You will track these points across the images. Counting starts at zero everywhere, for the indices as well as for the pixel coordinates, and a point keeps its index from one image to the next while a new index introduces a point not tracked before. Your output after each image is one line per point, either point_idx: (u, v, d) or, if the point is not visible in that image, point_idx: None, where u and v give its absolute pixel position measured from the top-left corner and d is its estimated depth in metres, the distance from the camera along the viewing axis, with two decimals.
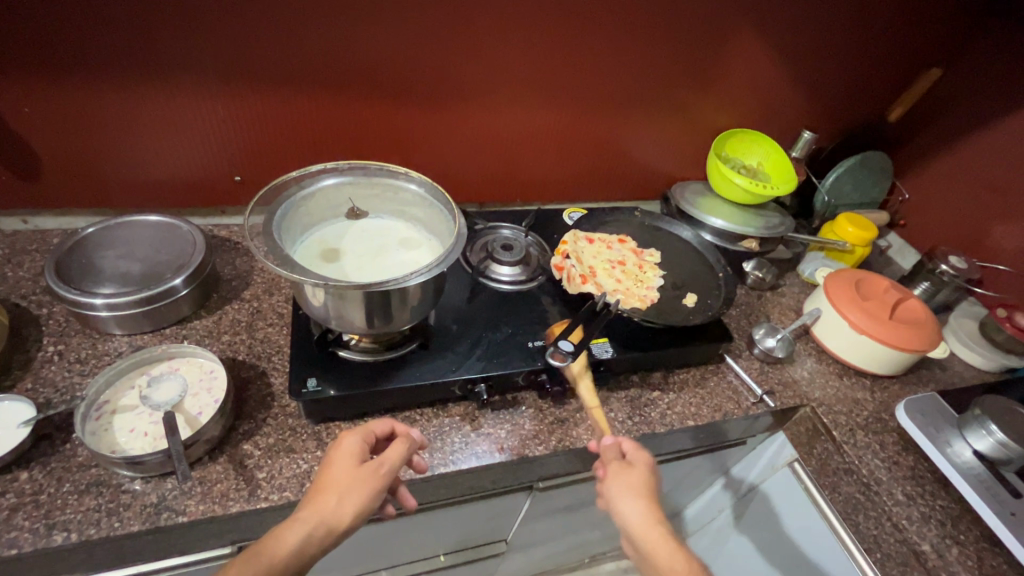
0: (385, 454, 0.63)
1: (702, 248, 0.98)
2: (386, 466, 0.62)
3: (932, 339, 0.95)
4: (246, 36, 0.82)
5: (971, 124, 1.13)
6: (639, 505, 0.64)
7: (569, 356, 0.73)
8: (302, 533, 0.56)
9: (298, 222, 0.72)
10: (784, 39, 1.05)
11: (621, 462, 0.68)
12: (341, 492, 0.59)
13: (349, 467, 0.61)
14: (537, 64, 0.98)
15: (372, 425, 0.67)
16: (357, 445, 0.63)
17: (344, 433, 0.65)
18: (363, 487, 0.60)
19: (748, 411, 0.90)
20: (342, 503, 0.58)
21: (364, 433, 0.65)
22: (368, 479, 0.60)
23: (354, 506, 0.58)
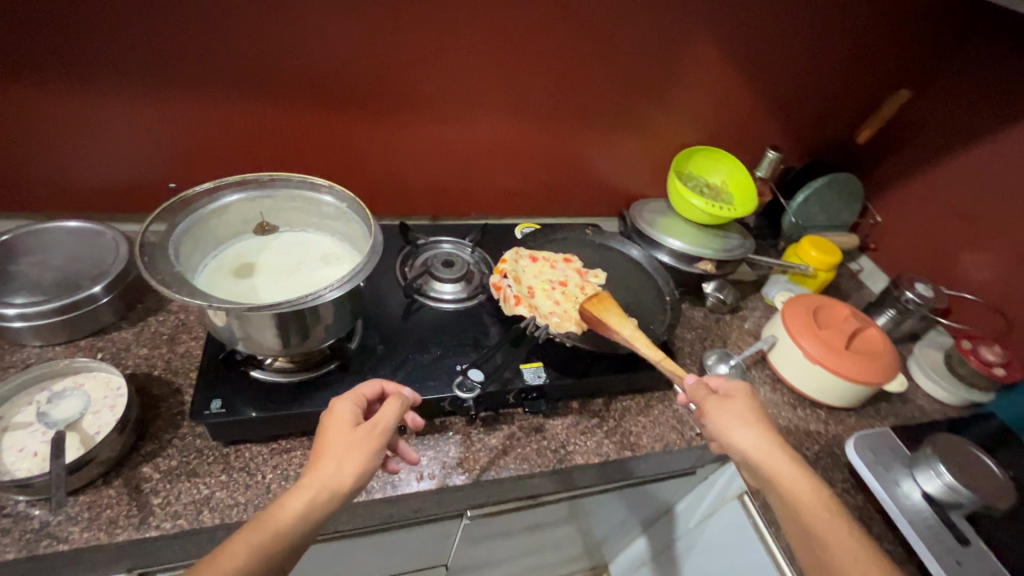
0: (380, 414, 0.61)
1: (652, 269, 0.95)
2: (382, 426, 0.60)
3: (889, 371, 0.91)
4: (176, 40, 0.79)
5: (940, 148, 1.10)
6: (751, 431, 0.66)
7: (473, 387, 0.73)
8: (305, 499, 0.54)
9: (204, 240, 0.68)
10: (746, 57, 1.03)
11: (717, 398, 0.70)
12: (339, 456, 0.57)
13: (343, 430, 0.59)
14: (488, 75, 0.95)
15: (362, 390, 0.66)
16: (351, 410, 0.62)
17: (334, 402, 0.63)
18: (362, 448, 0.58)
19: (691, 442, 0.86)
20: (342, 464, 0.56)
21: (356, 398, 0.64)
22: (367, 438, 0.58)
23: (355, 467, 0.56)
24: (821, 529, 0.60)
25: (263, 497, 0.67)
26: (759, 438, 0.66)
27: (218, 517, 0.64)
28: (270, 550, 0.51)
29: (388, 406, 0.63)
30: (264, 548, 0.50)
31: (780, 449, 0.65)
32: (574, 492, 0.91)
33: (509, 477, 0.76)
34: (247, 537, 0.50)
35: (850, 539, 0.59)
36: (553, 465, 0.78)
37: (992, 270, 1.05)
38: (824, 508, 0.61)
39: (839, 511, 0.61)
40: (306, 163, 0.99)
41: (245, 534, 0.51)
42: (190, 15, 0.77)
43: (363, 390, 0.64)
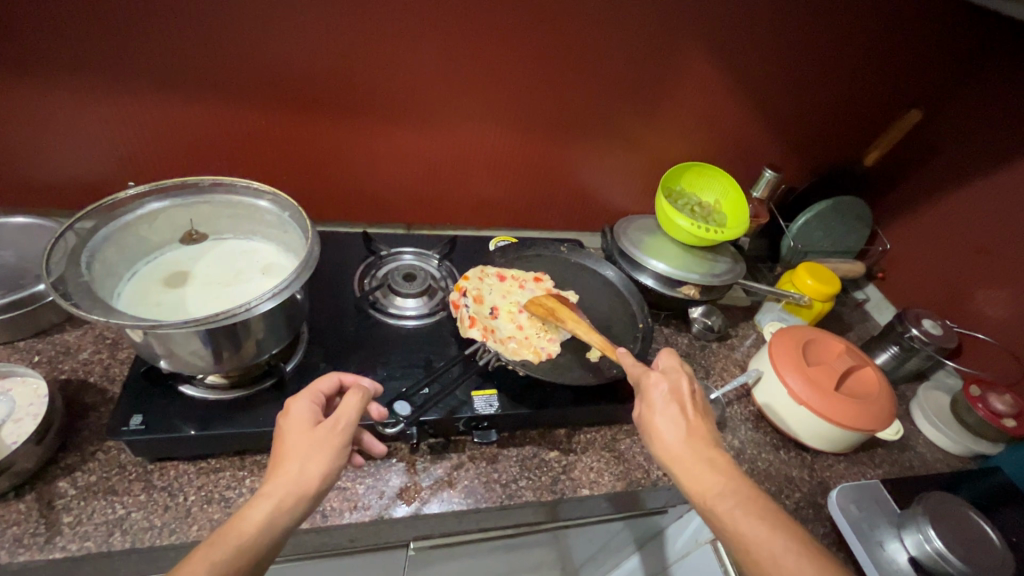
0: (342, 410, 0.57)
1: (627, 292, 0.89)
2: (344, 422, 0.56)
3: (881, 417, 0.84)
4: (130, 35, 0.76)
5: (957, 174, 1.01)
6: (676, 424, 0.60)
7: (399, 421, 0.67)
8: (269, 507, 0.50)
9: (130, 247, 0.64)
10: (743, 70, 0.96)
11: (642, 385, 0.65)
12: (301, 458, 0.53)
13: (303, 431, 0.55)
14: (463, 81, 0.91)
15: (318, 386, 0.62)
16: (310, 410, 0.58)
17: (290, 403, 0.59)
18: (326, 447, 0.54)
19: (657, 483, 0.80)
20: (305, 465, 0.53)
21: (313, 396, 0.60)
22: (330, 437, 0.55)
23: (320, 468, 0.53)
24: (738, 527, 0.53)
25: (180, 521, 0.63)
26: (677, 430, 0.60)
27: (129, 541, 0.60)
28: (237, 563, 0.47)
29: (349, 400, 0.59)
30: (231, 561, 0.47)
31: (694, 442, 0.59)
32: (532, 526, 0.85)
33: (452, 511, 0.71)
34: (206, 552, 0.46)
35: (783, 542, 0.52)
36: (501, 501, 0.73)
37: (1008, 308, 0.96)
38: (749, 509, 0.54)
39: (760, 508, 0.54)
40: (273, 165, 0.95)
41: (202, 551, 0.47)
42: (144, 10, 0.74)
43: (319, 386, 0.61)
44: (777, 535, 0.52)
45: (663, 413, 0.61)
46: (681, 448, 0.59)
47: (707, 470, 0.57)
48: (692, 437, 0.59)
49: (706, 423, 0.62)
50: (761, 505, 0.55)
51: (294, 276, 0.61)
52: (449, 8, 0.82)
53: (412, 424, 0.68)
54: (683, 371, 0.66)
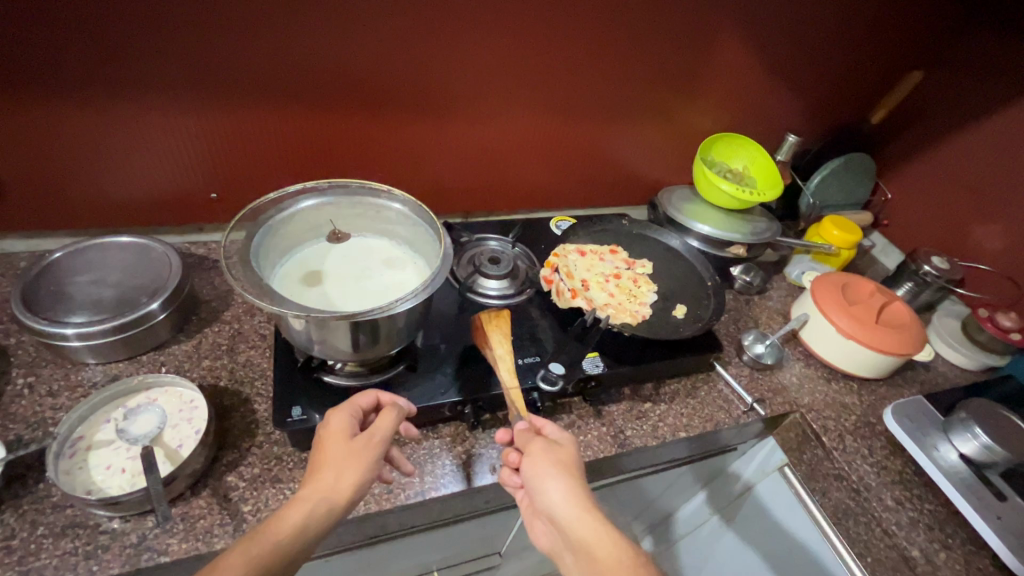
0: (376, 426, 0.62)
1: (690, 256, 0.98)
2: (377, 438, 0.61)
3: (918, 342, 0.96)
4: (213, 46, 0.77)
5: (954, 124, 1.14)
6: (562, 487, 0.59)
7: (558, 380, 0.74)
8: (304, 512, 0.55)
9: (273, 248, 0.69)
10: (769, 42, 1.05)
11: (544, 442, 0.64)
12: (336, 469, 0.58)
13: (341, 444, 0.61)
14: (521, 71, 0.95)
15: (358, 400, 0.66)
16: (346, 422, 0.63)
17: (330, 415, 0.64)
18: (359, 459, 0.59)
19: (738, 420, 0.90)
20: (340, 476, 0.58)
21: (352, 410, 0.64)
22: (363, 452, 0.60)
23: (354, 478, 0.58)
24: None
25: None
26: (568, 493, 0.59)
27: None
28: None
29: (384, 417, 0.64)
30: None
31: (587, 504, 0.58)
32: (627, 475, 0.96)
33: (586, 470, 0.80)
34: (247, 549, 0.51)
35: None
36: (615, 449, 0.81)
37: (1004, 240, 1.10)
38: None
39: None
40: (339, 166, 0.99)
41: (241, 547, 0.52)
42: (229, 18, 0.76)
43: (359, 400, 0.65)
44: None
45: (546, 478, 0.60)
46: (566, 511, 0.58)
47: (603, 540, 0.56)
48: (576, 502, 0.58)
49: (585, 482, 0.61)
50: None
51: (438, 269, 0.66)
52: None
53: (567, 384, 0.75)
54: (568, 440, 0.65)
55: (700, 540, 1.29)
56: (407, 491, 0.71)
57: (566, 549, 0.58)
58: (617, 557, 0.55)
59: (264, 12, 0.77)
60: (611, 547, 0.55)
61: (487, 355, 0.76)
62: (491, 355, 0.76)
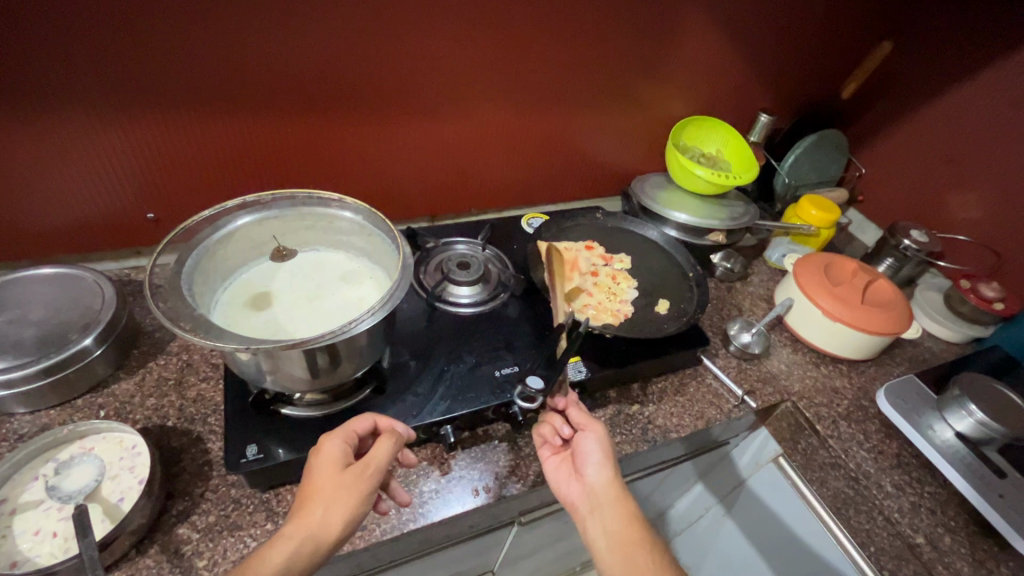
0: (372, 453, 0.56)
1: (669, 246, 0.93)
2: (373, 467, 0.55)
3: (904, 319, 0.94)
4: (133, 47, 0.69)
5: (929, 92, 1.12)
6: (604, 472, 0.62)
7: (535, 395, 0.65)
8: (288, 551, 0.49)
9: (214, 272, 0.62)
10: (737, 17, 1.00)
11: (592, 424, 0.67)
12: (326, 501, 0.52)
13: (333, 473, 0.54)
14: (482, 58, 0.89)
15: (355, 425, 0.60)
16: (341, 448, 0.56)
17: (323, 438, 0.58)
18: (350, 491, 0.53)
19: (730, 414, 0.86)
20: (329, 511, 0.52)
21: (347, 435, 0.58)
22: (356, 484, 0.53)
23: (343, 514, 0.51)
24: None
25: None
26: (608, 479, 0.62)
27: None
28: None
29: (382, 442, 0.57)
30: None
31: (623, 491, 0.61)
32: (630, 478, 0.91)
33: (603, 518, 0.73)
34: None
35: None
36: None
37: (980, 209, 1.09)
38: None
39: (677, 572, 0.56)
40: (293, 174, 0.92)
41: None
42: (149, 13, 0.67)
43: (356, 424, 0.59)
44: None
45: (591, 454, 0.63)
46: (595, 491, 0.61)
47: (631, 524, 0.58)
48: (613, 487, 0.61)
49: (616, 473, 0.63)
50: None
51: (395, 285, 0.60)
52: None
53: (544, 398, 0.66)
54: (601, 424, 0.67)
55: (705, 530, 1.27)
56: (382, 526, 0.65)
57: (585, 512, 0.61)
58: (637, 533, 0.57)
59: (191, 5, 0.69)
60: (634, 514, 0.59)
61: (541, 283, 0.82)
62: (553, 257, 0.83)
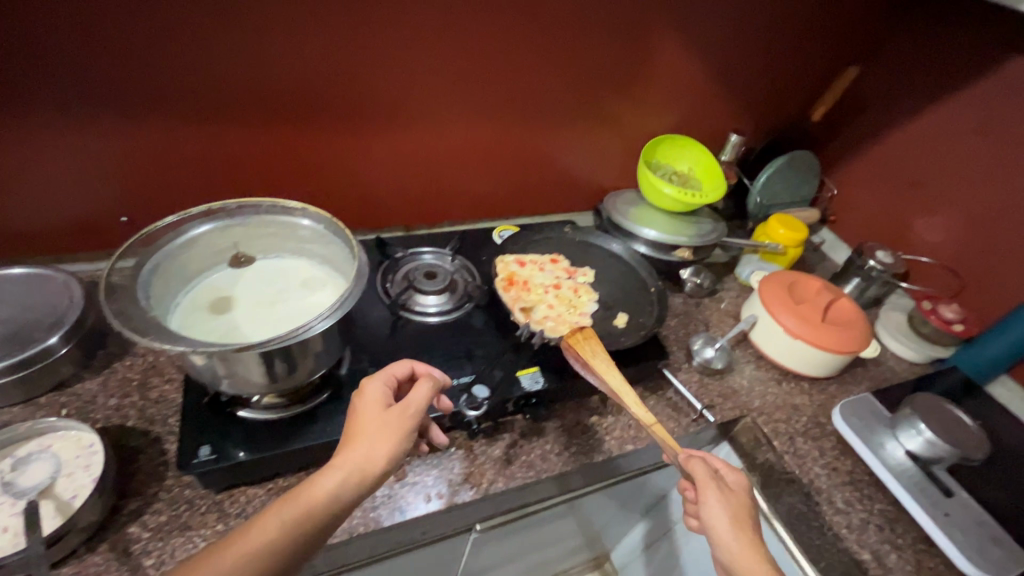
0: (411, 396, 0.60)
1: (633, 261, 0.95)
2: (413, 409, 0.59)
3: (863, 338, 0.95)
4: (110, 55, 0.71)
5: (896, 118, 1.16)
6: (740, 535, 0.62)
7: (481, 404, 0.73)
8: (338, 479, 0.53)
9: (175, 277, 0.64)
10: (708, 41, 1.04)
11: (720, 484, 0.67)
12: (373, 437, 0.56)
13: (377, 412, 0.58)
14: (457, 75, 0.92)
15: (393, 371, 0.64)
16: (381, 390, 0.60)
17: (365, 382, 0.62)
18: (393, 429, 0.57)
19: (688, 428, 0.88)
20: (375, 446, 0.55)
21: (387, 379, 0.62)
22: (398, 423, 0.57)
23: (388, 448, 0.55)
24: None
25: None
26: (740, 538, 0.62)
27: None
28: (288, 539, 0.50)
29: (420, 387, 0.61)
30: (284, 536, 0.49)
31: (760, 549, 0.62)
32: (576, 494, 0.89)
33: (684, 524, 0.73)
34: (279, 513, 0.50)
35: None
36: (559, 468, 0.78)
37: (943, 232, 1.12)
38: None
39: None
40: (269, 182, 0.94)
41: (278, 509, 0.51)
42: (127, 23, 0.70)
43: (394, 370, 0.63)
44: None
45: (720, 510, 0.64)
46: (736, 548, 0.62)
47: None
48: (750, 548, 0.61)
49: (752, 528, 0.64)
50: None
51: (351, 290, 0.62)
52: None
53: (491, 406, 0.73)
54: (741, 487, 0.67)
55: None
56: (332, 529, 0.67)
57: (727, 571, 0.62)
58: None
59: (169, 16, 0.71)
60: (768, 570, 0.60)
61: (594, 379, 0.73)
62: (571, 349, 0.75)
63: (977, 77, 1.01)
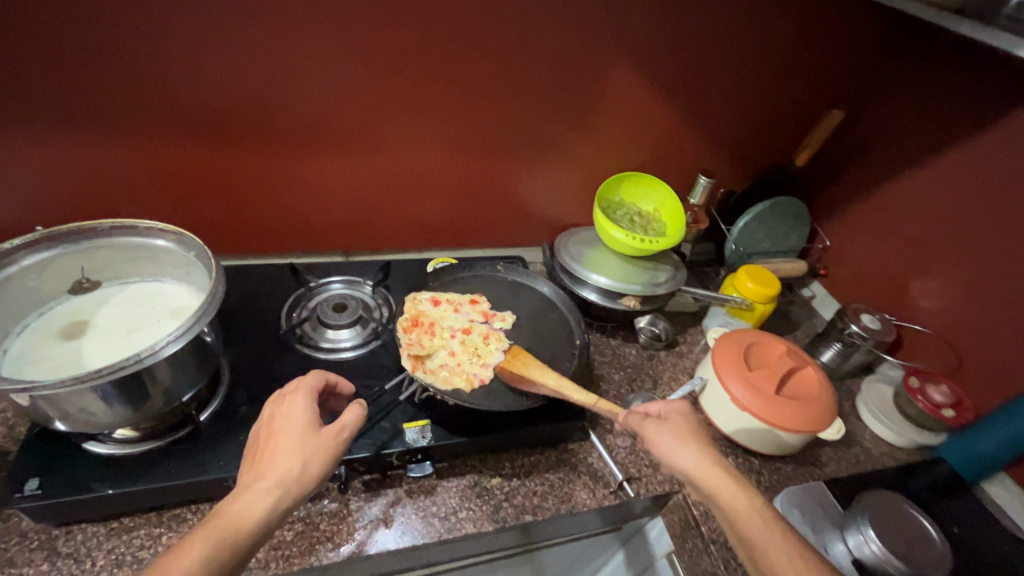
0: (343, 417, 0.60)
1: (564, 306, 0.89)
2: (347, 430, 0.60)
3: (826, 416, 0.83)
4: (0, 69, 0.68)
5: (894, 167, 1.03)
6: (690, 453, 0.64)
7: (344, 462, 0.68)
8: (270, 501, 0.52)
9: (22, 299, 0.61)
10: (675, 76, 0.96)
11: (653, 420, 0.68)
12: (305, 457, 0.56)
13: (306, 433, 0.58)
14: (391, 100, 0.86)
15: (313, 382, 0.63)
16: (308, 409, 0.60)
17: (288, 399, 0.61)
18: (324, 449, 0.57)
19: (602, 502, 0.78)
20: (308, 465, 0.56)
21: (312, 397, 0.62)
22: (331, 443, 0.58)
23: (321, 469, 0.56)
24: (766, 546, 0.57)
25: None
26: (698, 457, 0.64)
27: None
28: (222, 560, 0.48)
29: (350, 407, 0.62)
30: (217, 558, 0.48)
31: (712, 457, 0.64)
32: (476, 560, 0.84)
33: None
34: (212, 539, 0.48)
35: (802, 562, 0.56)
36: (440, 535, 0.70)
37: (940, 299, 0.98)
38: (767, 525, 0.59)
39: (783, 524, 0.59)
40: (190, 202, 0.89)
41: (203, 534, 0.49)
42: (19, 37, 0.67)
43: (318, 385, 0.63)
44: (796, 556, 0.57)
45: (675, 445, 0.65)
46: (690, 466, 0.63)
47: (739, 491, 0.61)
48: (705, 462, 0.63)
49: (702, 441, 0.66)
50: (771, 521, 0.59)
51: (203, 308, 0.60)
52: (371, 20, 0.77)
53: (342, 464, 0.68)
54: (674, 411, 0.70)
55: None
56: None
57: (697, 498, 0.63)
58: (746, 501, 0.60)
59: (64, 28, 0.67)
60: (723, 476, 0.62)
61: (536, 387, 0.72)
62: (506, 369, 0.74)
63: (987, 126, 0.88)
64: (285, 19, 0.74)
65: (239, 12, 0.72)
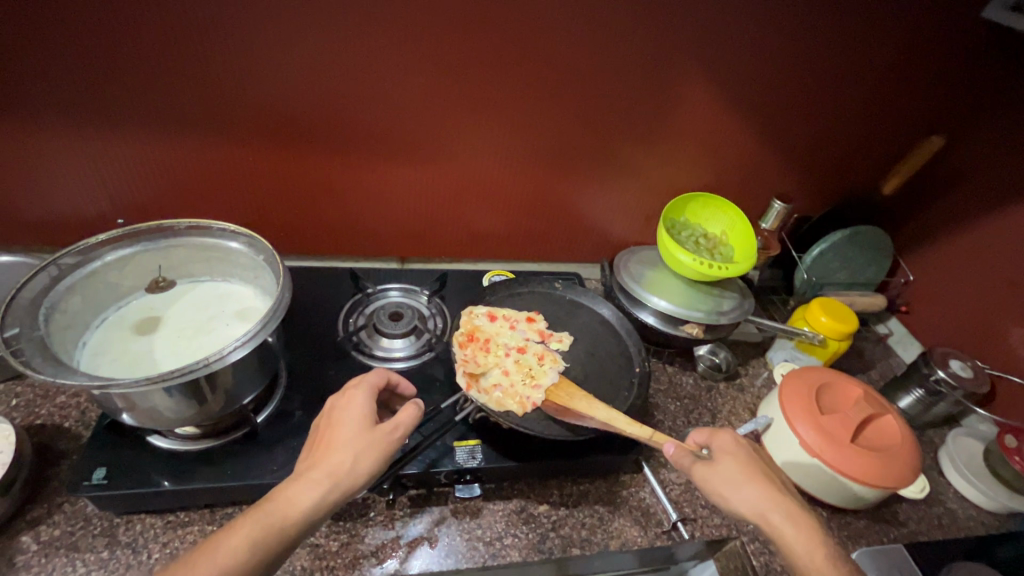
0: (398, 416, 0.59)
1: (624, 330, 0.85)
2: (400, 429, 0.58)
3: (908, 472, 0.76)
4: (96, 72, 0.72)
5: (997, 201, 0.94)
6: (751, 495, 0.60)
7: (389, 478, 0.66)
8: (317, 494, 0.51)
9: (102, 292, 0.63)
10: (753, 95, 0.90)
11: (703, 460, 0.64)
12: (356, 453, 0.55)
13: (360, 429, 0.56)
14: (457, 111, 0.85)
15: (375, 380, 0.62)
16: (366, 404, 0.59)
17: (347, 393, 0.60)
18: (376, 447, 0.56)
19: (654, 541, 0.74)
20: (356, 461, 0.54)
21: (371, 393, 0.60)
22: (383, 443, 0.56)
23: (370, 467, 0.54)
24: None
25: None
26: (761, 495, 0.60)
27: None
28: (266, 547, 0.48)
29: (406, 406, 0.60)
30: (261, 545, 0.48)
31: (775, 498, 0.60)
32: None
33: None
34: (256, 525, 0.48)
35: None
36: (484, 561, 0.68)
37: None
38: None
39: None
40: (259, 202, 0.91)
41: (249, 519, 0.49)
42: (114, 39, 0.70)
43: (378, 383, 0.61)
44: None
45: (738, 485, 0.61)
46: (749, 507, 0.60)
47: (807, 544, 0.57)
48: (768, 504, 0.59)
49: (768, 481, 0.62)
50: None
51: (269, 315, 0.60)
52: (442, 31, 0.76)
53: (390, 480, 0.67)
54: (731, 446, 0.65)
55: None
56: None
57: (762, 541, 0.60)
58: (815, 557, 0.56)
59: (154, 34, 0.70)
60: (789, 529, 0.58)
61: (585, 421, 0.70)
62: (552, 402, 0.72)
63: None
64: (360, 28, 0.74)
65: (317, 22, 0.72)
